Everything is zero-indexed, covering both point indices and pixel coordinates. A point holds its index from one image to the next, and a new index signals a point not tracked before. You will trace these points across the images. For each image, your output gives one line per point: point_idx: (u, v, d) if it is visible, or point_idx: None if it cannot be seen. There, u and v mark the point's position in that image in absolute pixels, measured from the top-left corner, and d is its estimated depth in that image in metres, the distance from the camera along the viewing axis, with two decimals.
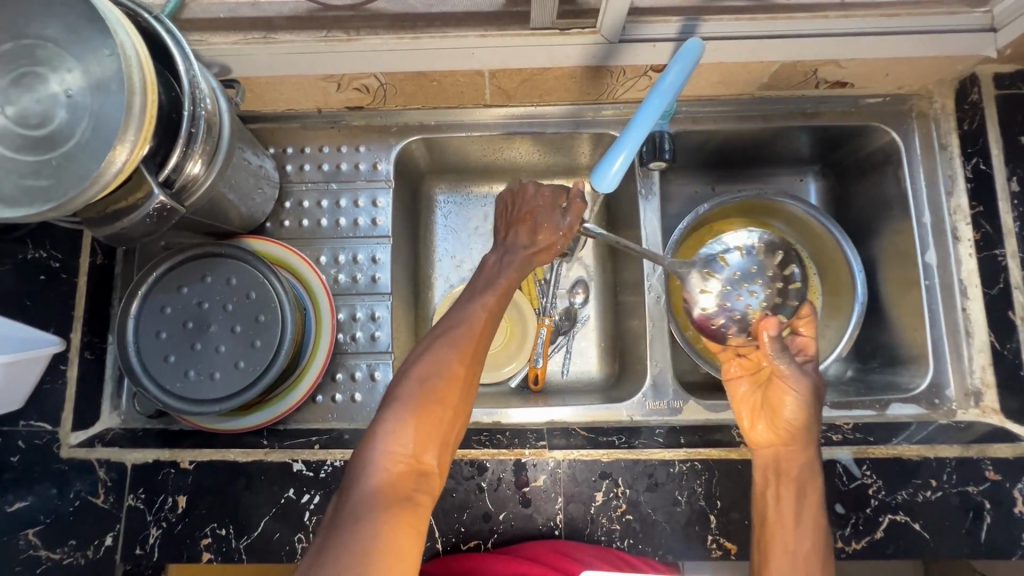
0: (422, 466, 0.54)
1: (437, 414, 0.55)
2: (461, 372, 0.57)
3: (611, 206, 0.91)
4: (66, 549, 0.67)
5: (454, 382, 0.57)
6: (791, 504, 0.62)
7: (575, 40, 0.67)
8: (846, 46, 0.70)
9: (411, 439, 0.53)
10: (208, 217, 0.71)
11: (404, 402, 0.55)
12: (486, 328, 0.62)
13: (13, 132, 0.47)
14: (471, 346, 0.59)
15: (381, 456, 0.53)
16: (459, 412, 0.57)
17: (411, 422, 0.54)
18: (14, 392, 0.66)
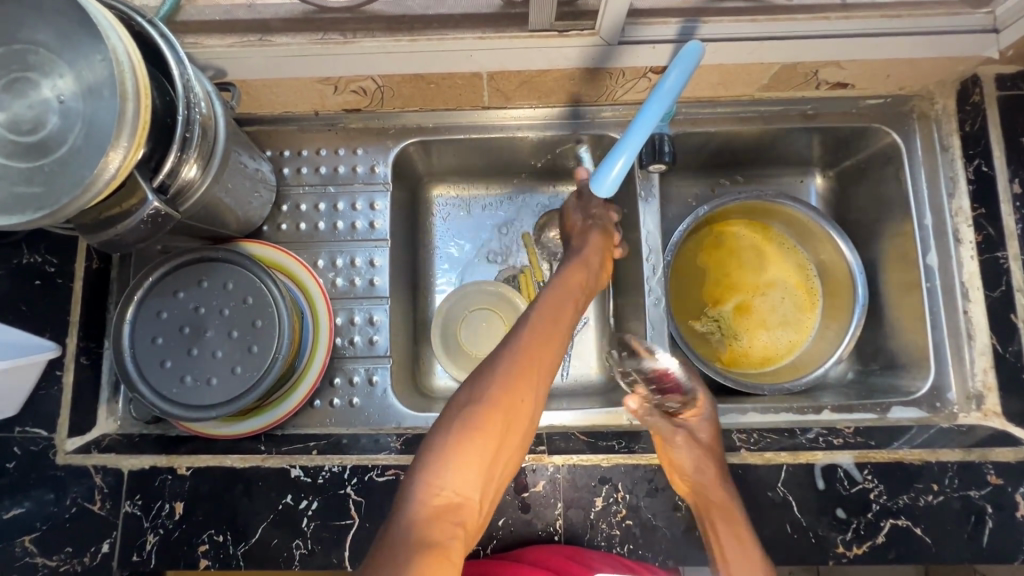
0: (464, 498, 0.54)
1: (485, 445, 0.55)
2: (511, 402, 0.57)
3: (610, 208, 0.91)
4: (62, 556, 0.66)
5: (502, 412, 0.57)
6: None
7: (573, 42, 0.67)
8: (847, 47, 0.69)
9: (457, 468, 0.53)
10: (204, 221, 0.70)
11: (458, 431, 0.55)
12: (546, 357, 0.62)
13: (4, 138, 0.46)
14: (529, 374, 0.59)
15: (426, 484, 0.53)
16: (508, 445, 0.57)
17: (463, 451, 0.54)
18: (9, 398, 0.66)
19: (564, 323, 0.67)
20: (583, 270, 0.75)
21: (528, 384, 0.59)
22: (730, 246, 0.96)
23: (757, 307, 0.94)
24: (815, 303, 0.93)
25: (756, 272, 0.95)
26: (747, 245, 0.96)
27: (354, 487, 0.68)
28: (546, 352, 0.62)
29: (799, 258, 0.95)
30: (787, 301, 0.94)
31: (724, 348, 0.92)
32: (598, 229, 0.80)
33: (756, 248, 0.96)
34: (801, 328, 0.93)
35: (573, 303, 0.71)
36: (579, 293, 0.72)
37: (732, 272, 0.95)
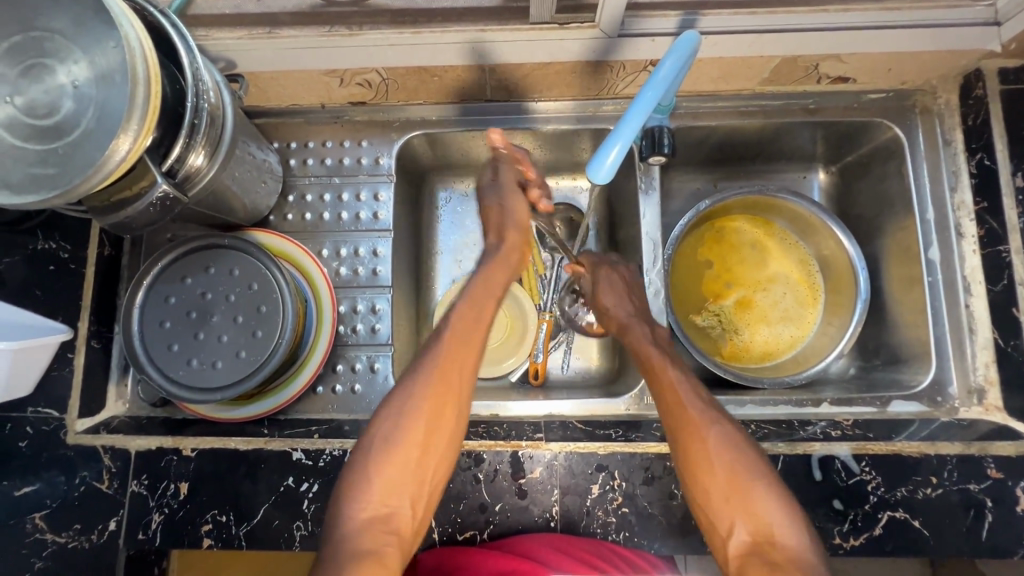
0: (394, 508, 0.60)
1: (407, 458, 0.61)
2: (428, 413, 0.62)
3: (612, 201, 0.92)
4: (71, 533, 0.68)
5: (420, 425, 0.62)
6: (699, 446, 0.63)
7: (574, 34, 0.67)
8: (848, 40, 0.70)
9: (383, 483, 0.60)
10: (212, 208, 0.72)
11: (380, 455, 0.61)
12: (465, 374, 0.66)
13: (21, 121, 0.48)
14: (446, 383, 0.64)
15: (354, 500, 0.59)
16: (433, 451, 0.62)
17: (384, 471, 0.60)
18: (21, 378, 0.67)
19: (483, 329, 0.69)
20: (504, 268, 0.76)
21: (446, 393, 0.64)
22: (731, 240, 0.96)
23: (759, 302, 0.95)
24: (817, 299, 0.94)
25: (757, 268, 0.96)
26: (748, 240, 0.96)
27: None
28: (462, 358, 0.66)
29: (801, 253, 0.95)
30: (789, 296, 0.95)
31: (725, 342, 0.93)
32: (514, 229, 0.77)
33: (757, 243, 0.96)
34: (802, 323, 0.93)
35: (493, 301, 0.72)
36: (501, 288, 0.74)
37: (733, 267, 0.96)
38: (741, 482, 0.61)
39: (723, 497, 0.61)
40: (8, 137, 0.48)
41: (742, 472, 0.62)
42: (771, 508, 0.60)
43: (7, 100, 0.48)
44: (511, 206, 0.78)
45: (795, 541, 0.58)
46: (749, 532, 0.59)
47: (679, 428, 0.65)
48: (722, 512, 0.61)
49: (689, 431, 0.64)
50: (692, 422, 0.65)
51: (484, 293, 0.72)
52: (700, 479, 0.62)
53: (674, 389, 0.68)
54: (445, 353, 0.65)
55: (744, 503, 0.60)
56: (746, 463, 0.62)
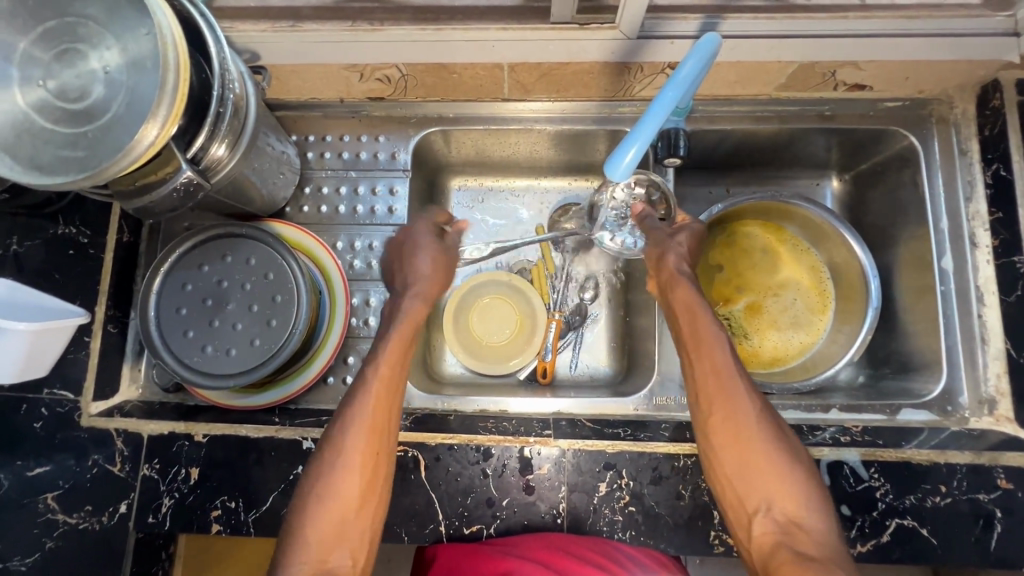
0: (334, 563, 0.55)
1: (344, 506, 0.57)
2: (363, 460, 0.59)
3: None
4: (82, 514, 0.69)
5: (355, 471, 0.59)
6: (734, 421, 0.62)
7: (593, 35, 0.68)
8: (865, 48, 0.70)
9: (320, 537, 0.56)
10: (231, 197, 0.73)
11: (315, 510, 0.57)
12: (392, 411, 0.63)
13: (52, 105, 0.49)
14: (376, 427, 0.61)
15: (293, 560, 0.54)
16: (370, 499, 0.59)
17: (317, 526, 0.56)
18: (38, 361, 0.68)
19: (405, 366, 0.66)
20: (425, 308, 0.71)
21: (379, 433, 0.61)
22: (743, 245, 0.97)
23: (769, 308, 0.95)
24: (828, 306, 0.94)
25: (767, 274, 0.96)
26: (760, 245, 0.96)
27: None
28: (387, 397, 0.63)
29: (813, 260, 0.95)
30: (799, 302, 0.95)
31: (734, 346, 0.93)
32: (436, 268, 0.74)
33: (769, 249, 0.96)
34: (812, 330, 0.93)
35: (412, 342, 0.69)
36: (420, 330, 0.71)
37: (745, 271, 0.96)
38: (773, 463, 0.60)
39: (752, 475, 0.60)
40: (38, 119, 0.49)
41: (776, 452, 0.61)
42: (801, 491, 0.59)
43: (39, 84, 0.49)
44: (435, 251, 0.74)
45: (821, 528, 0.57)
46: (779, 511, 0.58)
47: (716, 399, 0.64)
48: (750, 488, 0.60)
49: (722, 402, 0.63)
50: (730, 397, 0.63)
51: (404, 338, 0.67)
52: (733, 454, 0.61)
53: (713, 357, 0.65)
54: (376, 390, 0.62)
55: (775, 483, 0.59)
56: (780, 446, 0.61)
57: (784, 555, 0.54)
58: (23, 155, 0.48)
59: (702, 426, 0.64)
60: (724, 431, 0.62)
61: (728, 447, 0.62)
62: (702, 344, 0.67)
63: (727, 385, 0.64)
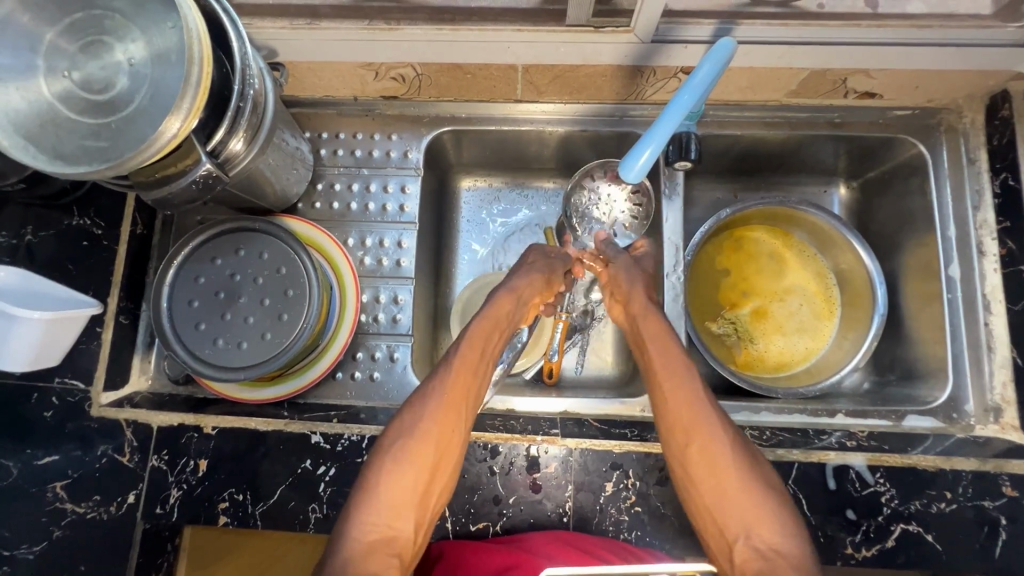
0: (399, 530, 0.53)
1: (420, 472, 0.56)
2: (440, 428, 0.58)
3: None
4: (90, 504, 0.69)
5: (428, 439, 0.57)
6: (705, 442, 0.58)
7: (608, 38, 0.68)
8: (876, 56, 0.71)
9: (390, 501, 0.54)
10: (246, 191, 0.74)
11: (384, 473, 0.55)
12: (472, 390, 0.63)
13: (77, 95, 0.50)
14: (456, 400, 0.60)
15: (360, 523, 0.53)
16: (442, 471, 0.58)
17: (387, 489, 0.55)
18: (50, 350, 0.68)
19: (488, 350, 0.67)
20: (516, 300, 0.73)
21: (457, 406, 0.60)
22: (750, 250, 0.97)
23: (775, 313, 0.95)
24: (834, 312, 0.94)
25: (773, 279, 0.97)
26: (767, 251, 0.97)
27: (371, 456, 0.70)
28: (468, 374, 0.63)
29: (819, 266, 0.96)
30: (805, 308, 0.95)
31: (740, 350, 0.93)
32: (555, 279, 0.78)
33: (776, 254, 0.97)
34: (818, 335, 0.94)
35: (501, 326, 0.70)
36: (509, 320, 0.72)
37: (751, 276, 0.97)
38: (746, 486, 0.55)
39: (727, 498, 0.55)
40: (62, 109, 0.50)
41: (748, 475, 0.56)
42: (774, 515, 0.53)
43: (65, 75, 0.50)
44: (554, 264, 0.79)
45: (798, 550, 0.52)
46: (759, 541, 0.52)
47: (681, 426, 0.60)
48: (724, 513, 0.55)
49: (691, 424, 0.59)
50: (698, 420, 0.59)
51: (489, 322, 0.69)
52: (704, 478, 0.57)
53: (677, 376, 0.62)
54: (458, 366, 0.62)
55: (751, 506, 0.54)
56: (752, 468, 0.56)
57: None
58: (46, 144, 0.49)
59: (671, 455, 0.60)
60: (693, 456, 0.58)
61: (702, 474, 0.57)
62: (671, 368, 0.63)
63: (694, 406, 0.60)
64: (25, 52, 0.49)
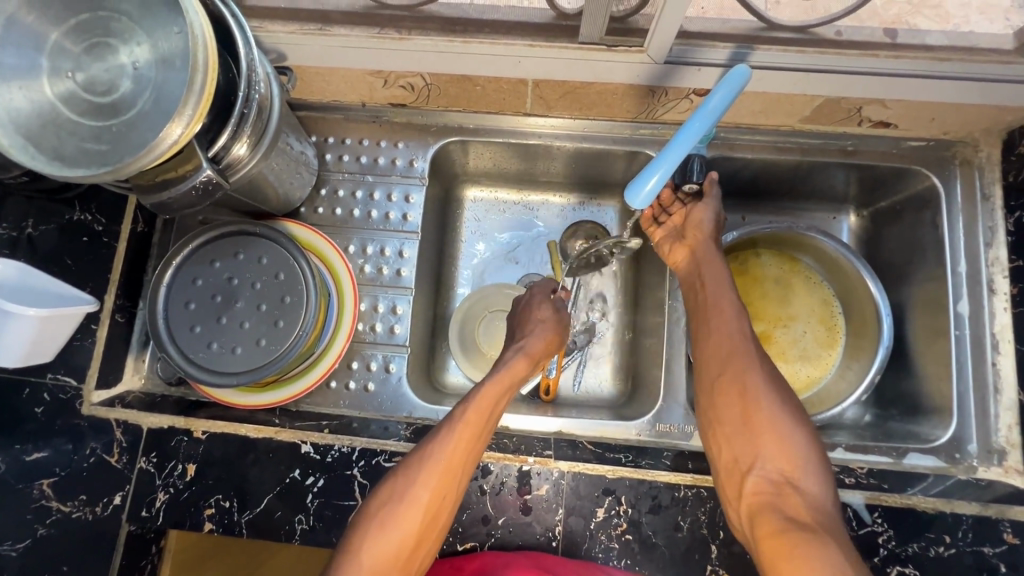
0: None
1: (406, 538, 0.59)
2: (431, 495, 0.60)
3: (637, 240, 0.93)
4: (76, 503, 0.68)
5: (415, 507, 0.60)
6: (737, 382, 0.64)
7: (621, 57, 0.68)
8: (894, 86, 0.70)
9: (375, 562, 0.58)
10: (248, 195, 0.73)
11: (373, 531, 0.59)
12: (471, 457, 0.64)
13: (79, 97, 0.49)
14: (452, 471, 0.62)
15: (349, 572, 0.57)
16: (429, 532, 0.61)
17: (374, 549, 0.58)
18: (44, 346, 0.68)
19: (495, 416, 0.67)
20: (525, 364, 0.73)
21: (451, 478, 0.62)
22: (755, 274, 0.96)
23: (778, 339, 0.94)
24: (836, 340, 0.93)
25: (778, 305, 0.95)
26: (773, 275, 0.96)
27: (361, 469, 0.69)
28: (469, 448, 0.63)
29: (825, 293, 0.95)
30: (808, 335, 0.94)
31: None
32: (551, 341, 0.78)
33: (782, 279, 0.96)
34: (820, 363, 0.93)
35: (510, 389, 0.70)
36: (516, 384, 0.71)
37: (756, 300, 0.95)
38: (777, 428, 0.61)
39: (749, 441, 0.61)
40: (64, 110, 0.49)
41: (783, 420, 0.61)
42: (804, 455, 0.59)
43: (68, 76, 0.49)
44: (550, 321, 0.79)
45: (818, 494, 0.58)
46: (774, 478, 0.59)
47: (720, 367, 0.66)
48: (745, 444, 0.61)
49: (730, 375, 0.65)
50: (739, 366, 0.65)
51: (500, 383, 0.69)
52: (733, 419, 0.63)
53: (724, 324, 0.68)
54: (460, 433, 0.63)
55: (778, 448, 0.60)
56: (789, 419, 0.61)
57: (768, 519, 0.56)
58: (46, 145, 0.48)
59: (704, 405, 0.66)
60: (724, 402, 0.64)
61: (733, 413, 0.63)
62: (718, 313, 0.69)
63: (734, 351, 0.66)
64: (30, 51, 0.49)
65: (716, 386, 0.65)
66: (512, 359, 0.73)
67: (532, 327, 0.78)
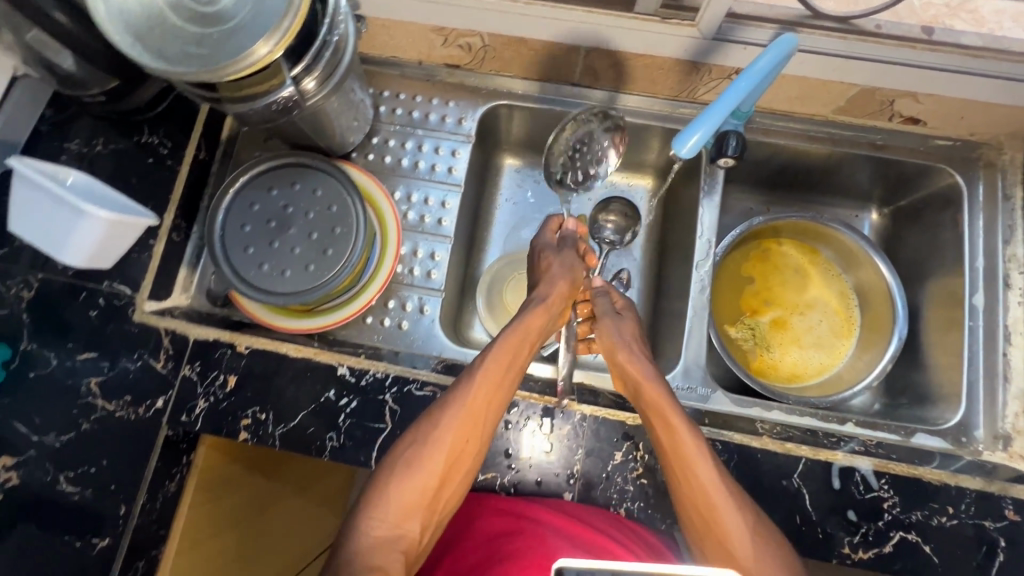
0: (406, 530, 0.60)
1: (429, 480, 0.61)
2: (456, 439, 0.63)
3: (666, 219, 0.97)
4: (120, 403, 0.73)
5: (439, 450, 0.62)
6: (713, 512, 0.60)
7: (673, 30, 0.73)
8: (928, 80, 0.74)
9: (400, 504, 0.60)
10: (310, 128, 0.77)
11: (398, 474, 0.62)
12: (493, 404, 0.66)
13: (187, 5, 0.54)
14: (476, 415, 0.64)
15: (370, 527, 0.59)
16: (453, 476, 0.63)
17: (399, 491, 0.61)
18: (110, 250, 0.72)
19: (518, 364, 0.68)
20: (542, 316, 0.72)
21: (475, 424, 0.64)
22: (776, 261, 1.00)
23: (794, 325, 0.97)
24: (852, 331, 0.96)
25: (795, 293, 0.99)
26: (793, 264, 1.00)
27: (392, 395, 0.72)
28: (491, 393, 0.65)
29: (843, 285, 0.98)
30: (824, 324, 0.97)
31: (755, 356, 0.95)
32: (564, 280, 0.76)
33: (801, 268, 1.00)
34: (834, 352, 0.96)
35: (533, 337, 0.71)
36: (539, 332, 0.72)
37: (775, 285, 0.99)
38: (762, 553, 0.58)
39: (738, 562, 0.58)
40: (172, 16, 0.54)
41: (764, 548, 0.59)
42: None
43: None
44: (569, 262, 0.79)
45: None
46: None
47: (695, 500, 0.61)
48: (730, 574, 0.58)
49: (706, 505, 0.61)
50: (714, 504, 0.60)
51: (524, 334, 0.70)
52: (716, 549, 0.60)
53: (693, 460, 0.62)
54: (481, 381, 0.65)
55: None
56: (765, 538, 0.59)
57: None
58: (153, 45, 0.53)
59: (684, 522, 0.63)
60: (703, 526, 0.61)
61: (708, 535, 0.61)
62: (683, 448, 0.63)
63: (709, 492, 0.60)
64: None
65: (691, 512, 0.62)
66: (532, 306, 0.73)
67: (551, 273, 0.77)
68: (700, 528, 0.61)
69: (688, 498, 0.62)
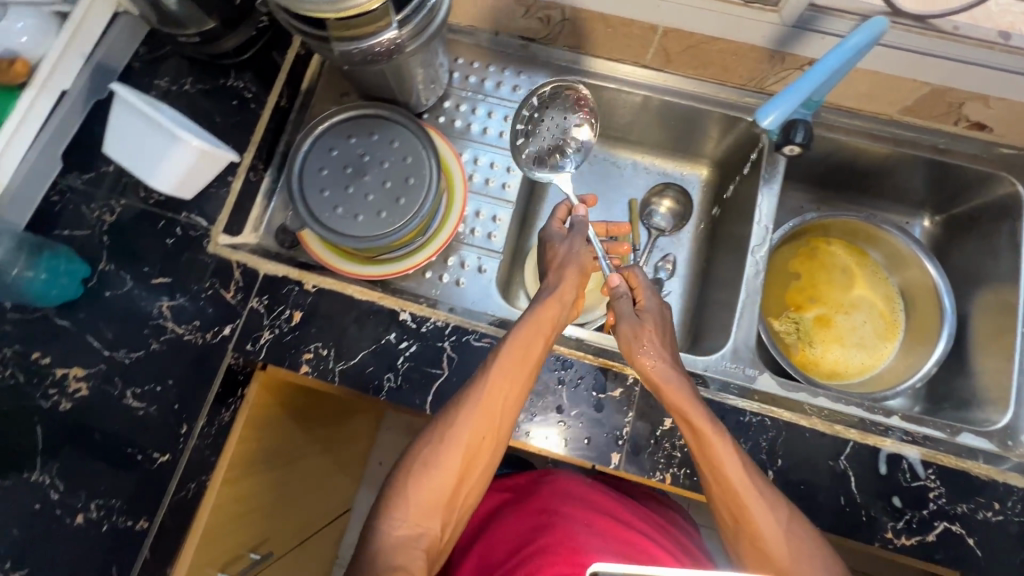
0: (427, 528, 0.62)
1: (446, 478, 0.63)
2: (471, 438, 0.64)
3: (720, 208, 0.98)
4: (189, 327, 0.76)
5: (453, 450, 0.64)
6: (743, 513, 0.62)
7: (754, 14, 0.74)
8: (1002, 83, 0.75)
9: (419, 505, 0.62)
10: (394, 81, 0.80)
11: (416, 474, 0.64)
12: (509, 401, 0.66)
13: None
14: (491, 413, 0.64)
15: (391, 528, 0.62)
16: (471, 472, 0.65)
17: (418, 490, 0.63)
18: (193, 180, 0.75)
19: (532, 360, 0.67)
20: (556, 308, 0.71)
21: (490, 422, 0.65)
22: (824, 260, 1.00)
23: (838, 323, 0.98)
24: (896, 333, 0.96)
25: (841, 292, 1.00)
26: (841, 264, 1.00)
27: (451, 343, 0.75)
28: (505, 391, 0.65)
29: (888, 288, 0.99)
30: (868, 325, 0.98)
31: (797, 350, 0.96)
32: (573, 269, 0.75)
33: (848, 269, 1.00)
34: (876, 353, 0.96)
35: (549, 330, 0.70)
36: (555, 325, 0.71)
37: (821, 283, 1.00)
38: (794, 550, 0.60)
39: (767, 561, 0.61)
40: None
41: (795, 548, 0.60)
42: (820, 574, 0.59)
43: None
44: (576, 248, 0.77)
45: None
46: None
47: (726, 501, 0.63)
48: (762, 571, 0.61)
49: (737, 507, 0.62)
50: (745, 506, 0.62)
51: (537, 331, 0.68)
52: (750, 548, 0.62)
53: (721, 462, 0.63)
54: (492, 381, 0.65)
55: None
56: (795, 534, 0.61)
57: None
58: None
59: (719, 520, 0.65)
60: (734, 526, 0.63)
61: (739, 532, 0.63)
62: (713, 453, 0.63)
63: (740, 494, 0.62)
64: None
65: (723, 512, 0.64)
66: (545, 299, 0.71)
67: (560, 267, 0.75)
68: (734, 529, 0.63)
69: (721, 497, 0.63)
